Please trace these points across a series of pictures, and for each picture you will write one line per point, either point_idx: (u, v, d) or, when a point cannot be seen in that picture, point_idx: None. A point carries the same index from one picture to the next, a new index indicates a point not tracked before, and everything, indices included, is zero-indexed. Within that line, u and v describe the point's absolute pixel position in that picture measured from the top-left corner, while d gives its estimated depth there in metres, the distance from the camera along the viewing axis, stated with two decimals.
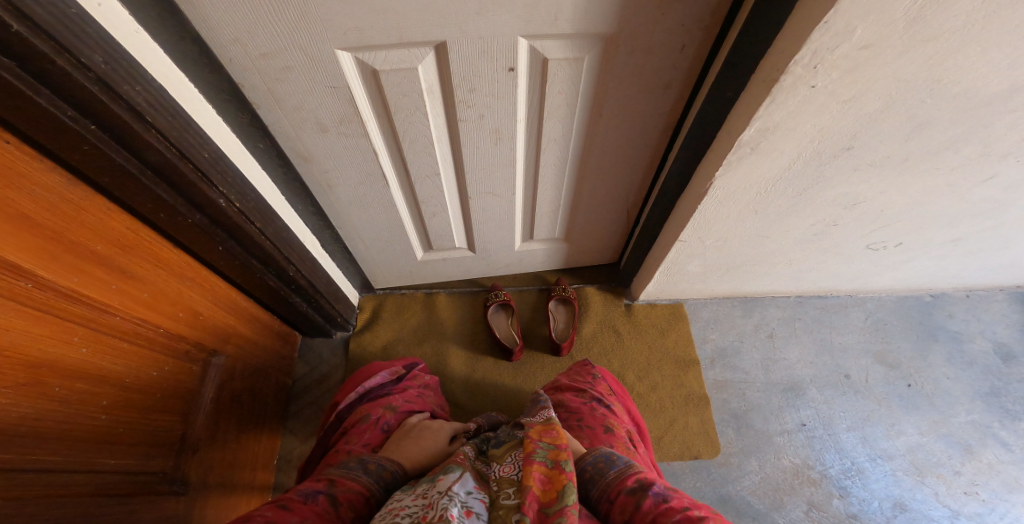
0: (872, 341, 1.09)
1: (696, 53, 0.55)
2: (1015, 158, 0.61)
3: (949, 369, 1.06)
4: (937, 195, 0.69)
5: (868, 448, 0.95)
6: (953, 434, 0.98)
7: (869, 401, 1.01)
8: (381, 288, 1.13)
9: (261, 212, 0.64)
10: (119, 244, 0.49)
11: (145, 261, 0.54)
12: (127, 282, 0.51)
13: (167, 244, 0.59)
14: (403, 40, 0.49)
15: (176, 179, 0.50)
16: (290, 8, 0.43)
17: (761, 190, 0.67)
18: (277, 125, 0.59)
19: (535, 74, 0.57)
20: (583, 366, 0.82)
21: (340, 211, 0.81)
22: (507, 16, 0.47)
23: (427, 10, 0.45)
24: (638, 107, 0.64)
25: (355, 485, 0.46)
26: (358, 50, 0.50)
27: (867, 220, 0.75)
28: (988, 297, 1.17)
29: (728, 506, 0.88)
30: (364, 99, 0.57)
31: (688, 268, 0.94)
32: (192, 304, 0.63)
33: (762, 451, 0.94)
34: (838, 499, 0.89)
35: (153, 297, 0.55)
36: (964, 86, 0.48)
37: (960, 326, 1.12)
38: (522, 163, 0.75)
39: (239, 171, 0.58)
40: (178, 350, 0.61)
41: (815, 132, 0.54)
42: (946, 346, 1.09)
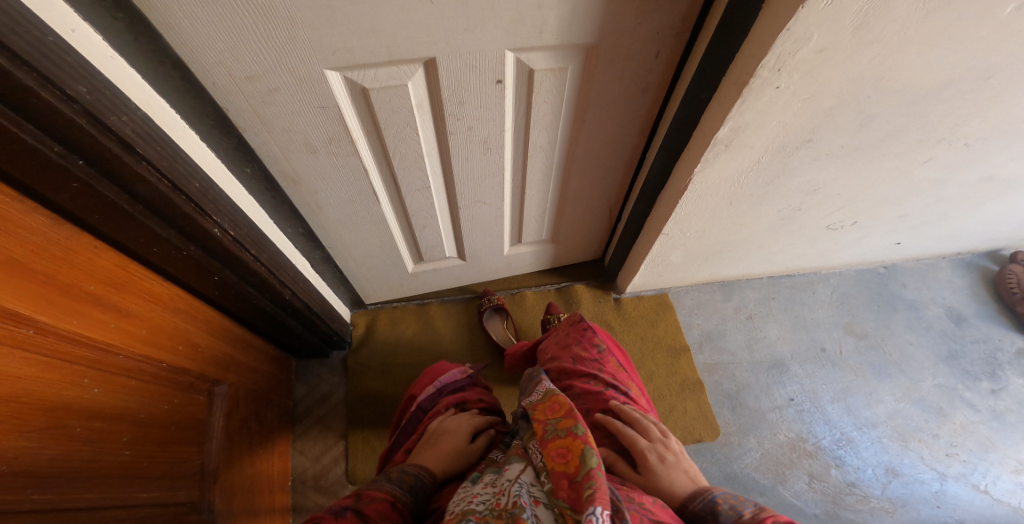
0: (840, 314, 1.18)
1: (670, 58, 0.59)
2: (952, 141, 0.68)
3: (911, 335, 1.17)
4: (886, 177, 0.76)
5: (851, 417, 1.03)
6: (925, 398, 1.08)
7: (846, 372, 1.09)
8: (372, 303, 1.11)
9: (255, 239, 0.63)
10: (110, 282, 0.48)
11: (139, 296, 0.52)
12: (124, 320, 0.49)
13: (157, 279, 0.56)
14: (393, 58, 0.49)
15: (168, 212, 0.49)
16: (279, 32, 0.42)
17: (736, 182, 0.71)
18: (264, 149, 0.57)
19: (521, 85, 0.59)
20: (586, 338, 0.72)
21: (330, 230, 0.80)
22: (495, 31, 0.49)
23: (417, 29, 0.46)
24: (618, 111, 0.68)
25: (380, 495, 0.40)
26: (346, 69, 0.49)
27: (828, 204, 0.83)
28: (934, 266, 1.29)
29: (734, 483, 0.93)
30: (354, 118, 0.57)
31: (671, 259, 0.99)
32: (188, 336, 0.61)
33: (759, 427, 1.00)
34: (836, 469, 0.96)
35: (152, 333, 0.53)
36: (902, 82, 0.54)
37: (914, 294, 1.23)
38: (509, 170, 0.77)
39: (230, 200, 0.57)
40: (183, 383, 0.59)
41: (780, 128, 0.59)
42: (905, 314, 1.20)
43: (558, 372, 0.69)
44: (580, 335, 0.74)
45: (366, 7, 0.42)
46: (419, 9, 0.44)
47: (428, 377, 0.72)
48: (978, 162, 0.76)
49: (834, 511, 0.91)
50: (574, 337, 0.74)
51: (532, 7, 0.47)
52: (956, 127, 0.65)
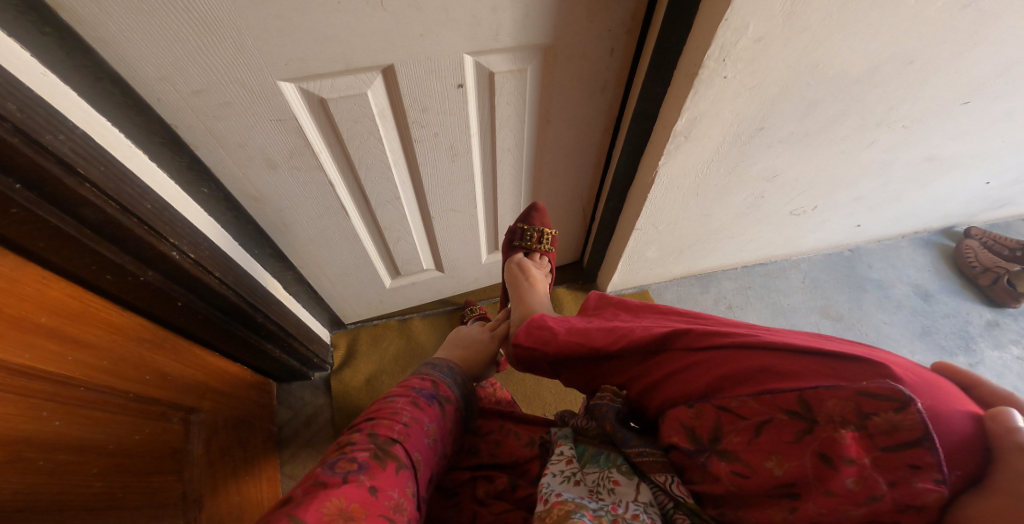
0: (815, 298, 1.21)
1: (624, 56, 0.61)
2: (890, 124, 0.72)
3: (884, 314, 1.20)
4: (838, 161, 0.79)
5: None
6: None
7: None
8: (352, 322, 1.16)
9: (218, 261, 0.62)
10: (64, 314, 0.44)
11: (97, 328, 0.49)
12: (82, 352, 0.46)
13: (116, 309, 0.53)
14: (349, 67, 0.48)
15: (120, 235, 0.47)
16: (225, 41, 0.42)
17: (699, 173, 0.73)
18: (221, 167, 0.56)
19: (483, 88, 0.59)
20: (810, 361, 0.31)
21: (301, 249, 0.78)
22: (451, 36, 0.49)
23: (371, 36, 0.46)
24: (581, 111, 0.69)
25: (452, 390, 0.48)
26: (301, 80, 0.48)
27: (788, 190, 0.85)
28: (896, 246, 1.35)
29: None
30: (314, 131, 0.56)
31: (648, 255, 1.01)
32: (156, 365, 0.58)
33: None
34: None
35: (114, 363, 0.50)
36: (837, 69, 0.57)
37: (880, 274, 1.28)
38: (480, 177, 0.78)
39: (187, 220, 0.55)
40: (155, 413, 0.56)
41: (734, 117, 0.62)
42: (875, 294, 1.24)
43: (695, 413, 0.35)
44: (790, 394, 0.30)
45: (315, 14, 0.42)
46: (370, 15, 0.44)
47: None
48: (918, 143, 0.80)
49: None
50: (758, 371, 0.33)
51: (484, 9, 0.48)
52: (891, 110, 0.69)
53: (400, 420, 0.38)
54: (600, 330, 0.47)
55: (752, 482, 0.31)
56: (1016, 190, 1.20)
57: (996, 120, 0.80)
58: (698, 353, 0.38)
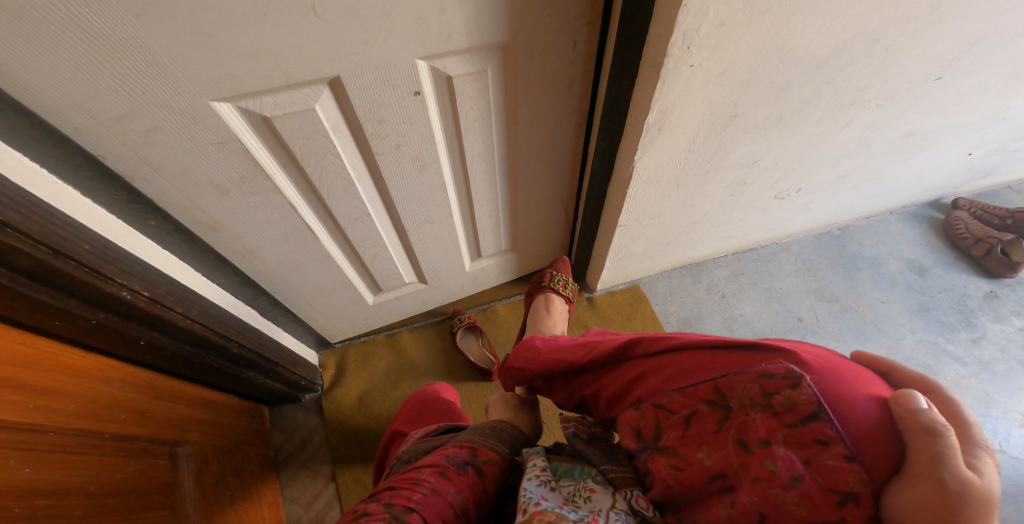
0: (808, 280, 1.19)
1: (587, 49, 0.58)
2: (864, 103, 0.70)
3: (879, 293, 1.18)
4: (814, 142, 0.76)
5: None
6: (910, 358, 1.06)
7: (827, 339, 1.09)
8: (339, 342, 1.14)
9: (178, 296, 0.60)
10: (21, 363, 0.43)
11: (60, 372, 0.48)
12: (45, 397, 0.45)
13: (78, 352, 0.52)
14: (290, 81, 0.45)
15: (62, 282, 0.44)
16: (139, 62, 0.38)
17: (677, 164, 0.71)
18: (165, 197, 0.52)
19: (443, 94, 0.56)
20: (727, 353, 0.33)
21: (271, 274, 0.75)
22: (398, 43, 0.46)
23: (308, 47, 0.42)
24: (549, 109, 0.66)
25: (495, 455, 0.46)
26: (237, 98, 0.45)
27: (769, 175, 0.82)
28: (884, 222, 1.33)
29: None
30: (263, 151, 0.52)
31: (633, 250, 0.98)
32: (132, 403, 0.59)
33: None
34: None
35: (86, 406, 0.51)
36: (803, 50, 0.54)
37: (872, 251, 1.26)
38: (452, 185, 0.75)
39: (134, 256, 0.53)
40: (137, 450, 0.58)
41: (705, 105, 0.59)
42: (869, 272, 1.22)
43: (642, 414, 0.37)
44: (707, 385, 0.32)
45: (239, 27, 0.38)
46: (302, 26, 0.40)
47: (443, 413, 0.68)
48: (895, 120, 0.78)
49: None
50: (689, 367, 0.35)
51: (429, 11, 0.44)
52: (863, 90, 0.66)
53: (419, 490, 0.38)
54: (573, 349, 0.51)
55: (689, 472, 0.32)
56: (1001, 158, 1.18)
57: (972, 93, 0.78)
58: (649, 357, 0.40)
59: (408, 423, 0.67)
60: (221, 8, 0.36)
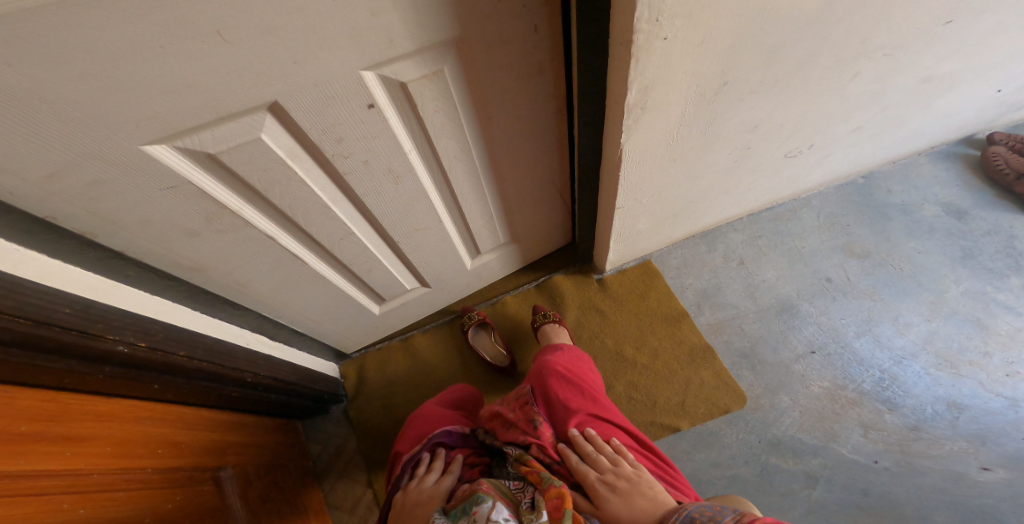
0: (835, 236, 1.11)
1: (550, 29, 0.53)
2: (873, 54, 0.61)
3: (915, 243, 1.09)
4: (822, 99, 0.67)
5: (885, 351, 0.98)
6: (956, 311, 1.01)
7: (861, 299, 1.03)
8: (356, 352, 1.16)
9: (180, 338, 0.62)
10: (50, 416, 0.44)
11: (89, 418, 0.50)
12: (82, 444, 0.47)
13: (100, 398, 0.54)
14: (223, 114, 0.39)
15: (62, 346, 0.45)
16: (52, 120, 0.33)
17: (669, 141, 0.65)
18: (135, 247, 0.50)
19: (402, 103, 0.52)
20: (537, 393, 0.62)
21: (270, 301, 0.75)
22: (333, 56, 0.40)
23: (229, 76, 0.36)
24: (522, 99, 0.62)
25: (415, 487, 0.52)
26: (170, 138, 0.40)
27: (775, 136, 0.74)
28: (913, 165, 1.20)
29: (780, 448, 0.91)
30: (221, 189, 0.49)
31: (638, 229, 0.93)
32: (167, 437, 0.61)
33: (786, 383, 0.97)
34: (891, 414, 0.91)
35: (122, 446, 0.53)
36: (792, 6, 0.47)
37: (903, 198, 1.15)
38: (434, 190, 0.72)
39: (118, 309, 0.52)
40: (181, 479, 0.61)
41: (690, 78, 0.53)
42: (902, 221, 1.12)
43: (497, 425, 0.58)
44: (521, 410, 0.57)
45: (146, 65, 0.32)
46: (215, 53, 0.34)
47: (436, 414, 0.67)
48: (909, 68, 0.68)
49: (906, 461, 0.86)
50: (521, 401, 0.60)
51: (361, 18, 0.38)
52: (867, 41, 0.58)
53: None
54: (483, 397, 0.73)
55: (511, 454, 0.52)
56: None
57: (995, 32, 0.68)
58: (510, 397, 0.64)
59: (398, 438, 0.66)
60: (116, 48, 0.30)
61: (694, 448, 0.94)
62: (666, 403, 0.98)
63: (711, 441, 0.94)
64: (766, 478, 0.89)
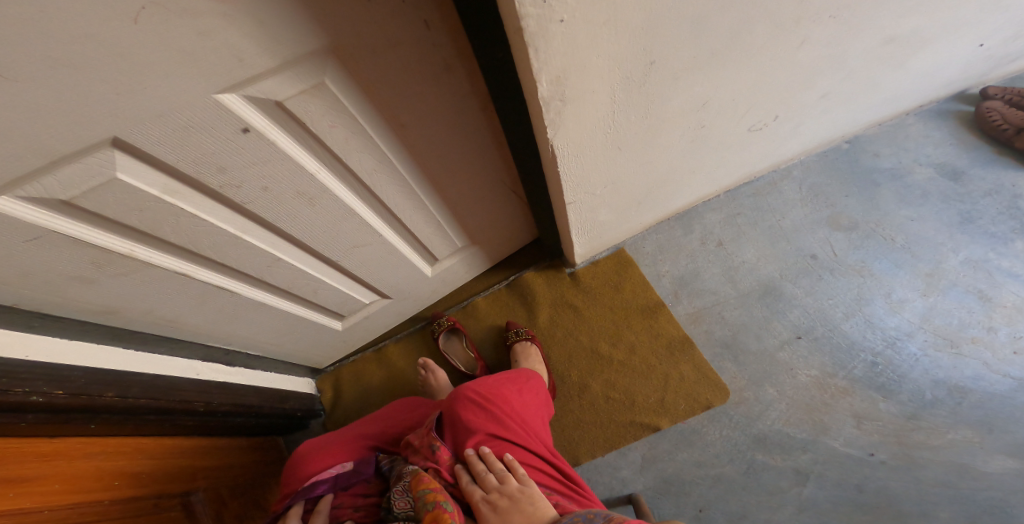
0: (819, 209, 1.03)
1: (446, 24, 0.46)
2: (817, 17, 0.55)
3: (907, 210, 1.01)
4: (774, 68, 0.62)
5: (877, 332, 0.90)
6: (956, 283, 0.93)
7: (850, 276, 0.96)
8: (330, 365, 1.13)
9: (106, 379, 0.60)
10: None
11: (30, 460, 0.49)
12: (21, 486, 0.46)
13: (42, 439, 0.53)
14: (53, 156, 0.35)
15: None
16: None
17: (607, 129, 0.59)
18: (27, 299, 0.48)
19: (285, 121, 0.47)
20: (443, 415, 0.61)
21: (210, 331, 0.73)
22: (168, 82, 0.36)
23: (39, 118, 0.32)
24: (433, 101, 0.56)
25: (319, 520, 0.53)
26: (6, 192, 0.36)
27: (732, 112, 0.69)
28: (901, 125, 1.13)
29: (766, 444, 0.83)
30: (97, 231, 0.46)
31: (599, 220, 0.88)
32: (123, 468, 0.61)
33: (772, 374, 0.89)
34: (885, 402, 0.84)
35: (69, 484, 0.52)
36: None
37: (892, 161, 1.07)
38: (363, 205, 0.67)
39: (22, 362, 0.50)
40: (146, 508, 0.61)
41: (609, 63, 0.47)
42: (890, 188, 1.04)
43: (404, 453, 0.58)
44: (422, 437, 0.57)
45: None
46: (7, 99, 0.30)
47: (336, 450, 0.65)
48: (869, 25, 0.62)
49: (903, 453, 0.81)
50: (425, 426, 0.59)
51: (188, 39, 0.33)
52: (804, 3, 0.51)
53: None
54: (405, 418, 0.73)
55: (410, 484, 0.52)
56: None
57: None
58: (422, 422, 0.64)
59: (287, 477, 0.62)
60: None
61: (676, 448, 0.85)
62: (645, 402, 0.88)
63: (694, 440, 0.85)
64: (752, 474, 0.82)
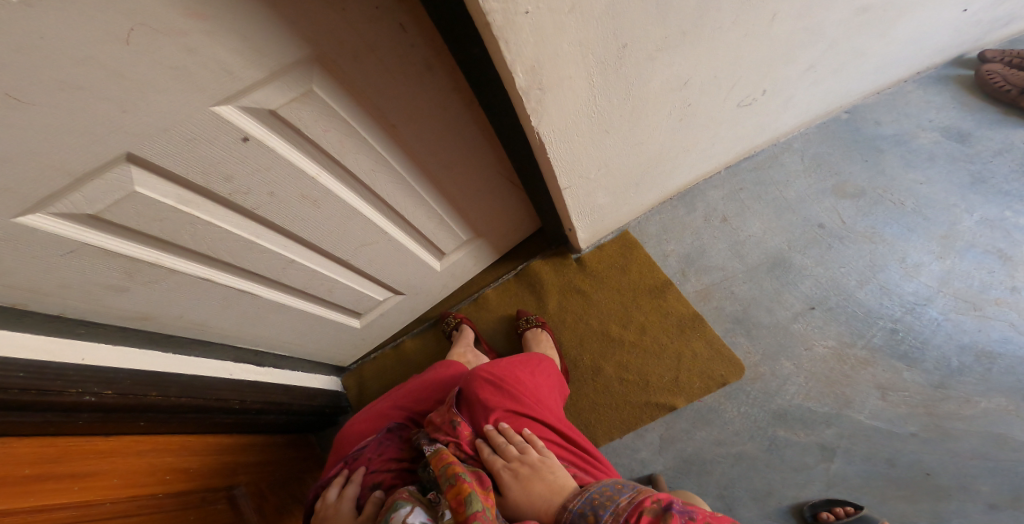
0: (823, 179, 1.04)
1: (421, 26, 0.49)
2: None
3: (915, 173, 1.04)
4: (748, 44, 0.67)
5: (894, 298, 0.88)
6: (973, 244, 0.93)
7: (861, 242, 0.95)
8: (353, 364, 1.16)
9: (149, 380, 0.65)
10: (44, 459, 0.50)
11: (88, 457, 0.55)
12: (83, 479, 0.52)
13: (97, 437, 0.59)
14: (77, 174, 0.40)
15: (32, 399, 0.49)
16: None
17: (591, 112, 0.65)
18: (71, 308, 0.54)
19: (283, 130, 0.51)
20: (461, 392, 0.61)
21: (239, 334, 0.78)
22: (165, 98, 0.39)
23: (58, 138, 0.36)
24: (420, 100, 0.58)
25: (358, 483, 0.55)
26: (40, 207, 0.41)
27: (714, 88, 0.74)
28: (901, 93, 1.18)
29: (788, 420, 0.80)
30: (125, 243, 0.51)
31: (599, 204, 0.89)
32: (171, 465, 0.66)
33: (787, 347, 0.86)
34: (909, 371, 0.81)
35: (127, 477, 0.58)
36: None
37: (894, 128, 1.11)
38: (367, 206, 0.70)
39: (73, 366, 0.55)
40: (195, 500, 0.66)
41: (580, 47, 0.53)
42: (895, 152, 1.07)
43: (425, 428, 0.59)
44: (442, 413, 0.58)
45: None
46: (28, 122, 0.34)
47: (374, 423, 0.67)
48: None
49: (934, 424, 0.77)
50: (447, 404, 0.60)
51: (177, 55, 0.37)
52: None
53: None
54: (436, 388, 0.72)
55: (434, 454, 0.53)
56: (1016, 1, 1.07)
57: None
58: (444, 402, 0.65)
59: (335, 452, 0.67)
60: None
61: (694, 426, 0.84)
62: (660, 382, 0.88)
63: (711, 418, 0.84)
64: (775, 452, 0.79)
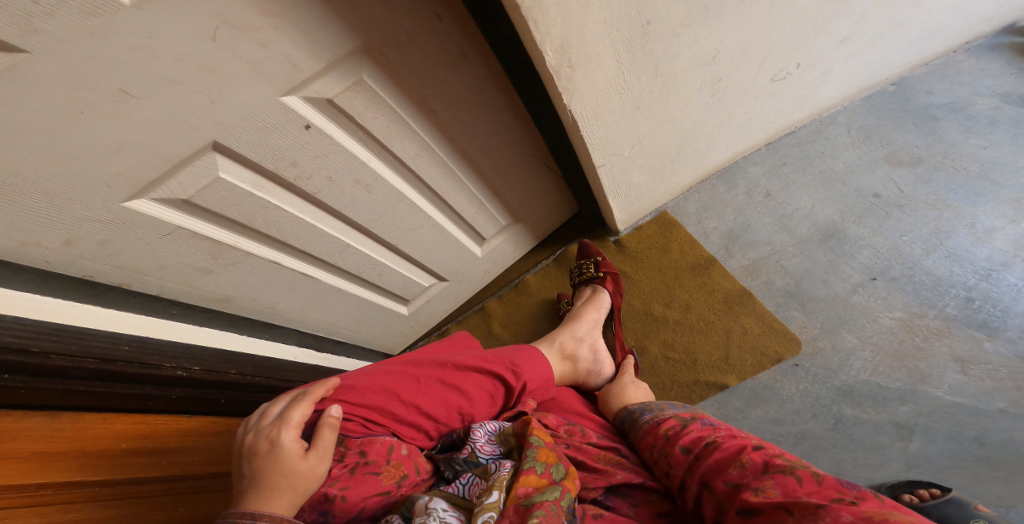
0: (874, 149, 0.99)
1: (456, 14, 0.53)
2: None
3: (977, 138, 0.97)
4: (777, 14, 0.68)
5: (966, 265, 0.82)
6: None
7: (923, 209, 0.89)
8: (402, 352, 1.16)
9: (229, 359, 0.69)
10: (140, 435, 0.53)
11: (177, 435, 0.57)
12: (172, 456, 0.54)
13: (183, 417, 0.61)
14: (173, 160, 0.46)
15: (132, 375, 0.54)
16: (37, 196, 0.41)
17: (621, 90, 0.66)
18: (165, 289, 0.61)
19: (338, 118, 0.55)
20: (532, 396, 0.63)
21: (302, 318, 0.84)
22: (244, 89, 0.44)
23: (157, 125, 0.42)
24: (459, 86, 0.62)
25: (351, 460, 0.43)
26: (143, 192, 0.48)
27: (746, 62, 0.74)
28: (952, 62, 1.12)
29: (854, 396, 0.75)
30: (209, 227, 0.57)
31: (635, 183, 0.88)
32: None
33: (848, 320, 0.81)
34: (990, 342, 0.75)
35: (209, 456, 0.59)
36: None
37: (947, 96, 1.05)
38: (413, 191, 0.74)
39: (170, 342, 0.61)
40: None
41: (605, 25, 0.56)
42: (951, 119, 1.01)
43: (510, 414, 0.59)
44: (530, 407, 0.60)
45: (87, 130, 0.39)
46: (134, 109, 0.39)
47: (417, 386, 0.53)
48: None
49: None
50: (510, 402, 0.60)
51: (252, 50, 0.42)
52: None
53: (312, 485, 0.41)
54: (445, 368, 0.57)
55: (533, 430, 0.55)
56: None
57: None
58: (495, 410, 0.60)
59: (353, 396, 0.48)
60: (44, 120, 0.36)
61: (749, 405, 0.79)
62: (709, 360, 0.85)
63: (768, 395, 0.79)
64: (843, 431, 0.73)
